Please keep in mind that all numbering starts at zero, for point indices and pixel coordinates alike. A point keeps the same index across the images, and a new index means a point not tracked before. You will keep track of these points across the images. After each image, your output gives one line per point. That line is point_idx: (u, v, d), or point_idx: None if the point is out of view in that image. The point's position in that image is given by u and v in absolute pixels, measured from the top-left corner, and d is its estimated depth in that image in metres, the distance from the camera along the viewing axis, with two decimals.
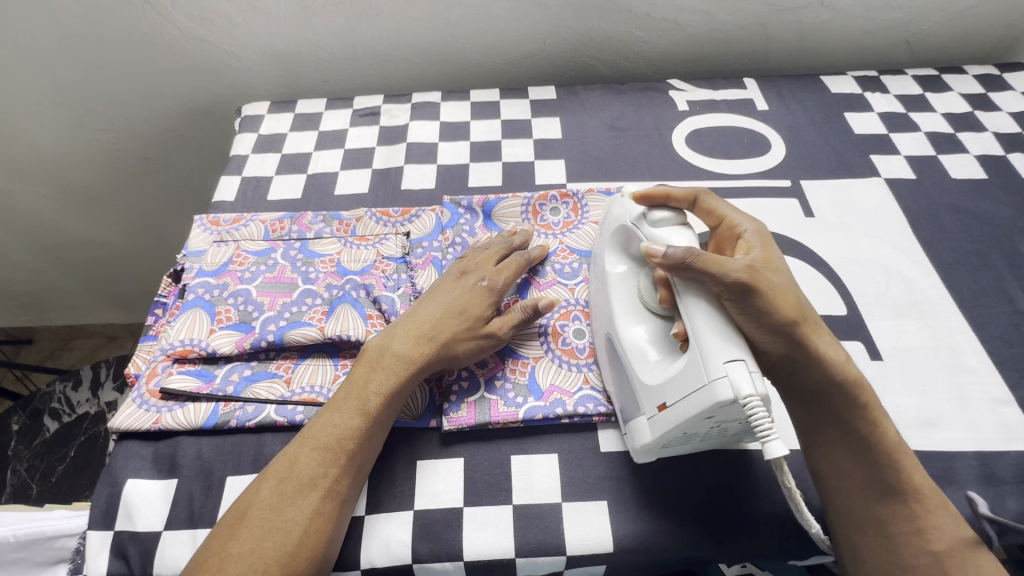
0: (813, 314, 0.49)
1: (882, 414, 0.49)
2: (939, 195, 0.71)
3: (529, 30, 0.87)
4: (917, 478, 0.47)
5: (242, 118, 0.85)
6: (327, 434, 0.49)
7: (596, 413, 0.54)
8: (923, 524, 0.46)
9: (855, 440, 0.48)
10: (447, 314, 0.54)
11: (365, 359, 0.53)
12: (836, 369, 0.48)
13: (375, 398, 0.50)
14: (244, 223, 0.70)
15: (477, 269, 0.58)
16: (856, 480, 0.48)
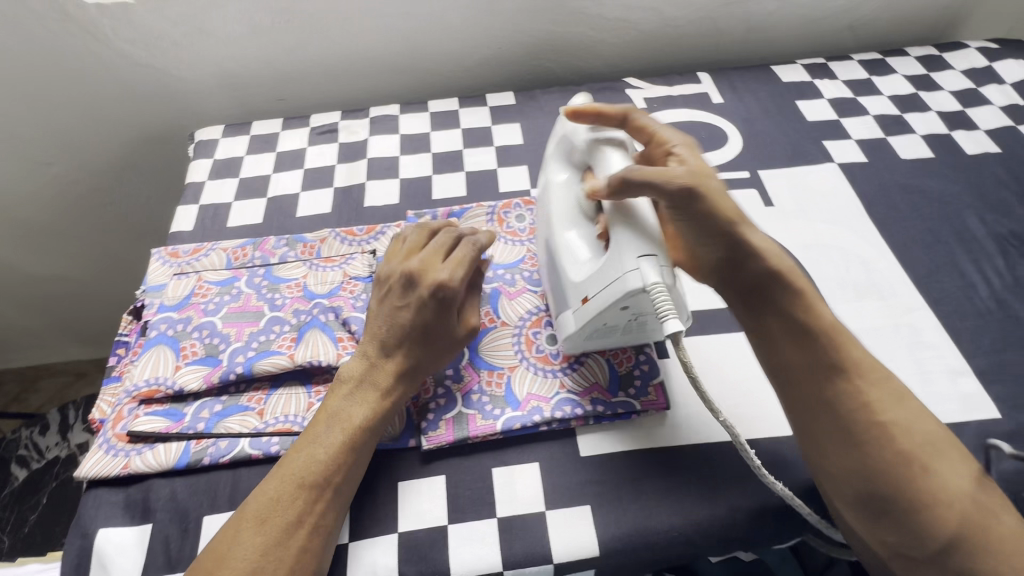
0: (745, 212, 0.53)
1: (818, 300, 0.51)
2: (890, 176, 0.73)
3: (483, 37, 0.87)
4: (856, 355, 0.49)
5: (195, 144, 0.83)
6: (312, 470, 0.48)
7: (574, 418, 0.54)
8: (866, 397, 0.47)
9: (798, 330, 0.50)
10: (415, 333, 0.52)
11: (340, 390, 0.52)
12: (772, 263, 0.51)
13: (361, 431, 0.50)
14: (204, 253, 0.68)
15: (427, 271, 0.53)
16: (797, 360, 0.49)
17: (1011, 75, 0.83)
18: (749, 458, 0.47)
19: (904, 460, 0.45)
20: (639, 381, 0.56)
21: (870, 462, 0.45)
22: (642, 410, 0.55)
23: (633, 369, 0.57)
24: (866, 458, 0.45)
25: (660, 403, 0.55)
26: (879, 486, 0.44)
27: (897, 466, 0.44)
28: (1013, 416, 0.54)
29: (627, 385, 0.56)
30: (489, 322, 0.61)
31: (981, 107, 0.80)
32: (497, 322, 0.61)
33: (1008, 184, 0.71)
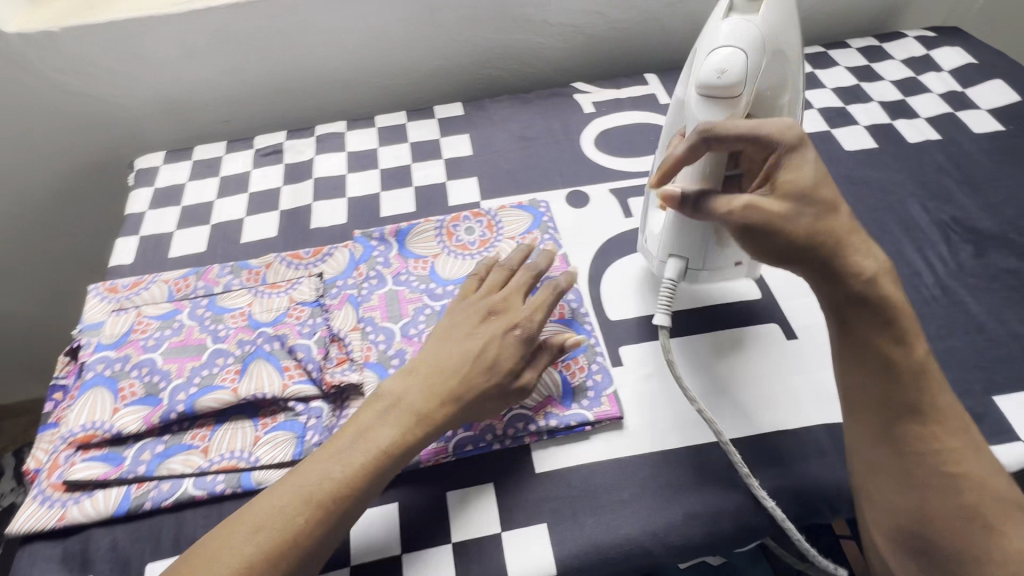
0: (851, 229, 0.45)
1: (915, 334, 0.45)
2: (835, 169, 0.74)
3: (428, 48, 0.86)
4: (941, 401, 0.45)
5: (135, 173, 0.80)
6: (323, 488, 0.46)
7: (528, 435, 0.54)
8: (940, 446, 0.44)
9: (882, 363, 0.45)
10: (472, 367, 0.51)
11: (374, 406, 0.50)
12: (870, 291, 0.44)
13: (384, 457, 0.48)
14: (144, 286, 0.66)
15: (506, 311, 0.54)
16: (871, 390, 0.45)
17: (948, 62, 0.84)
18: (734, 455, 0.51)
19: (964, 512, 0.43)
20: (592, 392, 0.56)
21: (925, 507, 0.43)
22: (595, 422, 0.54)
23: (586, 380, 0.56)
24: (926, 503, 0.43)
25: (614, 413, 0.54)
26: (928, 531, 0.43)
27: (954, 518, 0.43)
28: (960, 403, 0.55)
29: (580, 397, 0.55)
30: None
31: (921, 95, 0.81)
32: None
33: (949, 171, 0.72)
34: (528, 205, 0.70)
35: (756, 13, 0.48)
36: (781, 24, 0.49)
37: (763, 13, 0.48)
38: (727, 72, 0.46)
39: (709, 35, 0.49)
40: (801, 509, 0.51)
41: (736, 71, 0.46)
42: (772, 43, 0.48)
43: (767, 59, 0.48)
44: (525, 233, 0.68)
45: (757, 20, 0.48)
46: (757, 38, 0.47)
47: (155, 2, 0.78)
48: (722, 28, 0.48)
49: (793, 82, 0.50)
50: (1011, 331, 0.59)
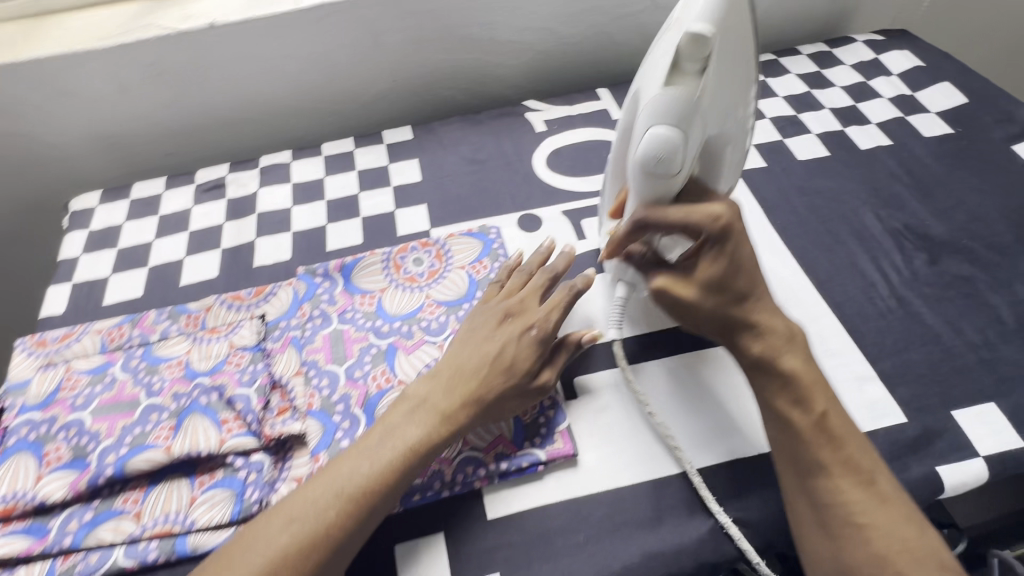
0: (761, 313, 0.47)
1: (815, 390, 0.46)
2: (788, 179, 0.73)
3: (374, 72, 0.84)
4: (846, 452, 0.44)
5: (70, 215, 0.77)
6: (354, 483, 0.45)
7: (478, 479, 0.51)
8: (848, 496, 0.42)
9: (780, 421, 0.46)
10: (493, 369, 0.51)
11: (402, 405, 0.50)
12: (772, 363, 0.46)
13: (411, 455, 0.47)
14: (75, 338, 0.62)
15: (522, 314, 0.54)
16: (778, 443, 0.46)
17: (897, 66, 0.84)
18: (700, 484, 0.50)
19: (878, 564, 0.40)
20: (544, 428, 0.54)
21: (841, 556, 0.41)
22: (548, 461, 0.52)
23: (538, 416, 0.54)
24: (841, 555, 0.41)
25: (567, 451, 0.52)
26: None
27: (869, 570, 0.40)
28: (919, 419, 0.54)
29: (532, 435, 0.53)
30: (386, 383, 0.57)
31: (872, 100, 0.81)
32: (393, 382, 0.57)
33: (901, 177, 0.72)
34: (478, 231, 0.68)
35: (697, 79, 0.45)
36: (722, 83, 0.46)
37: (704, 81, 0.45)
38: (661, 163, 0.47)
39: (644, 105, 0.47)
40: (761, 541, 0.49)
41: (670, 160, 0.47)
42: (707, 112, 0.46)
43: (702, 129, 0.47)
44: (475, 262, 0.66)
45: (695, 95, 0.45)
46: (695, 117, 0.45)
47: (81, 37, 0.75)
48: (658, 103, 0.46)
49: (739, 125, 0.50)
50: (967, 341, 0.58)
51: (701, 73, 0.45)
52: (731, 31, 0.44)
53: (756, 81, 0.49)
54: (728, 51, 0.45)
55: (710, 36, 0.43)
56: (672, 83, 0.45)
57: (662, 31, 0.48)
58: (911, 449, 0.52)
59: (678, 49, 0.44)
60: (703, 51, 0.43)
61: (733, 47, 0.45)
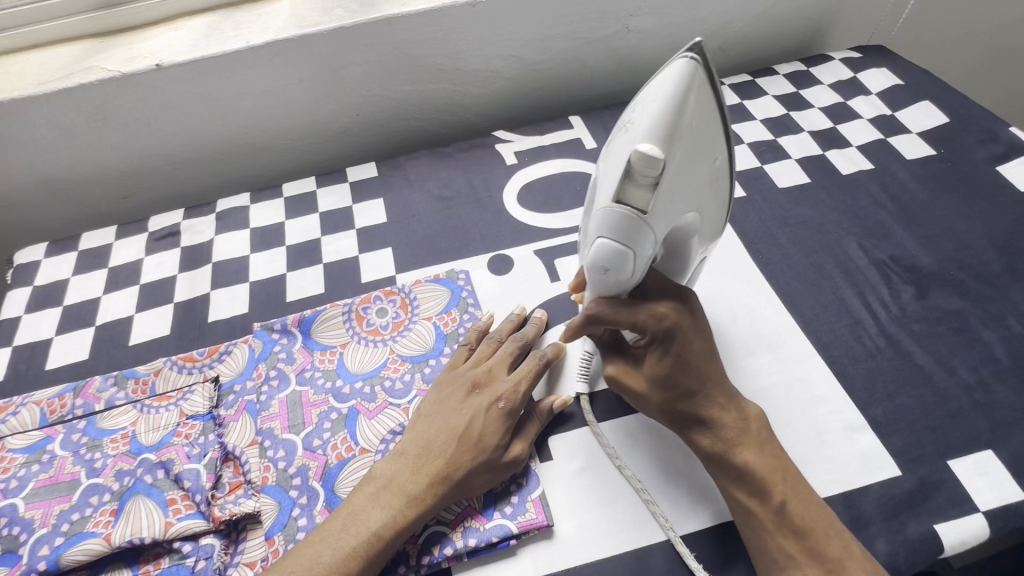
0: (712, 408, 0.48)
1: (772, 481, 0.45)
2: (769, 209, 0.70)
3: (336, 106, 0.80)
4: (810, 541, 0.43)
5: (13, 270, 0.72)
6: (315, 574, 0.43)
7: (445, 559, 0.48)
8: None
9: (743, 512, 0.46)
10: (461, 446, 0.48)
11: (367, 487, 0.48)
12: (728, 456, 0.46)
13: (375, 541, 0.45)
14: (11, 410, 0.58)
15: (491, 384, 0.52)
16: (742, 529, 0.46)
17: (875, 85, 0.82)
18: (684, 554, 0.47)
19: None
20: (516, 497, 0.50)
21: None
22: (520, 534, 0.48)
23: (509, 484, 0.51)
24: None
25: (540, 521, 0.49)
26: None
27: None
28: (913, 471, 0.51)
29: (502, 504, 0.50)
30: (347, 451, 0.53)
31: (852, 121, 0.79)
32: (355, 450, 0.53)
33: (885, 204, 0.69)
34: (445, 277, 0.65)
35: (650, 195, 0.41)
36: (677, 192, 0.42)
37: (657, 197, 0.41)
38: (609, 271, 0.44)
39: (597, 213, 0.43)
40: None
41: (620, 270, 0.44)
42: (663, 225, 0.42)
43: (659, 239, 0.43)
44: (442, 312, 0.62)
45: (647, 212, 0.41)
46: (648, 233, 0.42)
47: (19, 82, 0.70)
48: (608, 213, 0.42)
49: (697, 225, 0.46)
50: (960, 382, 0.55)
51: (655, 189, 0.40)
52: (683, 146, 0.40)
53: (718, 178, 0.45)
54: (684, 166, 0.41)
55: (661, 156, 0.39)
56: (623, 195, 0.42)
57: (620, 128, 0.43)
58: (907, 505, 0.49)
59: (628, 163, 0.40)
60: (655, 170, 0.39)
61: (689, 160, 0.41)
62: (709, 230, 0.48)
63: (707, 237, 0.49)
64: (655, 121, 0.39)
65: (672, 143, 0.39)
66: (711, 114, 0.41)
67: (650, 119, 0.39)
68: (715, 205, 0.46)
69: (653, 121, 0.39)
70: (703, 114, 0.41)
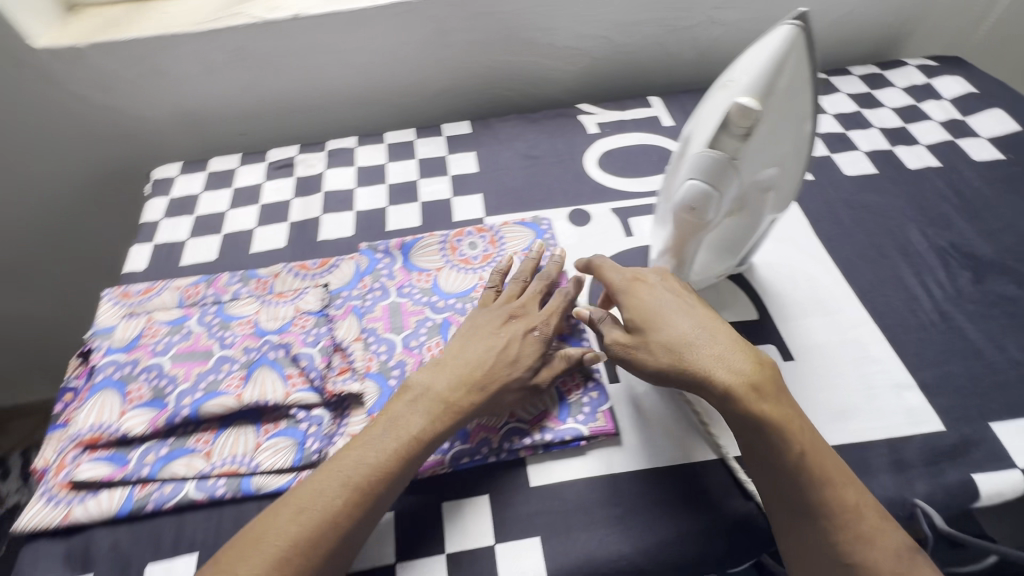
0: (713, 355, 0.49)
1: (789, 430, 0.47)
2: (835, 193, 0.75)
3: (437, 68, 0.89)
4: (827, 494, 0.45)
5: (151, 182, 0.83)
6: (360, 473, 0.47)
7: (522, 448, 0.54)
8: (838, 538, 0.44)
9: (760, 464, 0.48)
10: (501, 362, 0.53)
11: (404, 397, 0.51)
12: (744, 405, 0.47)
13: (415, 443, 0.49)
14: (156, 293, 0.68)
15: (526, 314, 0.58)
16: (765, 481, 0.47)
17: (948, 91, 0.86)
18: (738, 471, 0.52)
19: None
20: (588, 407, 0.56)
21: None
22: (590, 437, 0.55)
23: (582, 396, 0.57)
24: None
25: (609, 429, 0.55)
26: None
27: None
28: (957, 428, 0.55)
29: (576, 412, 0.56)
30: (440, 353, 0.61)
31: (922, 123, 0.83)
32: None
33: (949, 198, 0.73)
34: (531, 221, 0.72)
35: (740, 143, 0.45)
36: (768, 143, 0.46)
37: (748, 146, 0.45)
38: (695, 210, 0.49)
39: (690, 158, 0.48)
40: None
41: (704, 210, 0.49)
42: (749, 172, 0.47)
43: (743, 184, 0.48)
44: (527, 249, 0.69)
45: (736, 158, 0.45)
46: (734, 176, 0.46)
47: (177, 21, 0.81)
48: (700, 157, 0.47)
49: (777, 179, 0.50)
50: (1009, 359, 0.59)
51: (746, 139, 0.45)
52: (779, 102, 0.44)
53: (806, 136, 0.48)
54: (776, 119, 0.45)
55: (758, 108, 0.43)
56: (715, 143, 0.46)
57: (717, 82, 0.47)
58: (948, 456, 0.53)
59: (725, 113, 0.44)
60: (750, 121, 0.43)
61: (782, 115, 0.45)
62: (786, 186, 0.52)
63: (783, 194, 0.53)
64: (756, 74, 0.43)
65: (769, 97, 0.43)
66: (808, 76, 0.45)
67: (752, 73, 0.43)
68: (796, 162, 0.51)
69: (755, 75, 0.43)
70: (803, 74, 0.44)
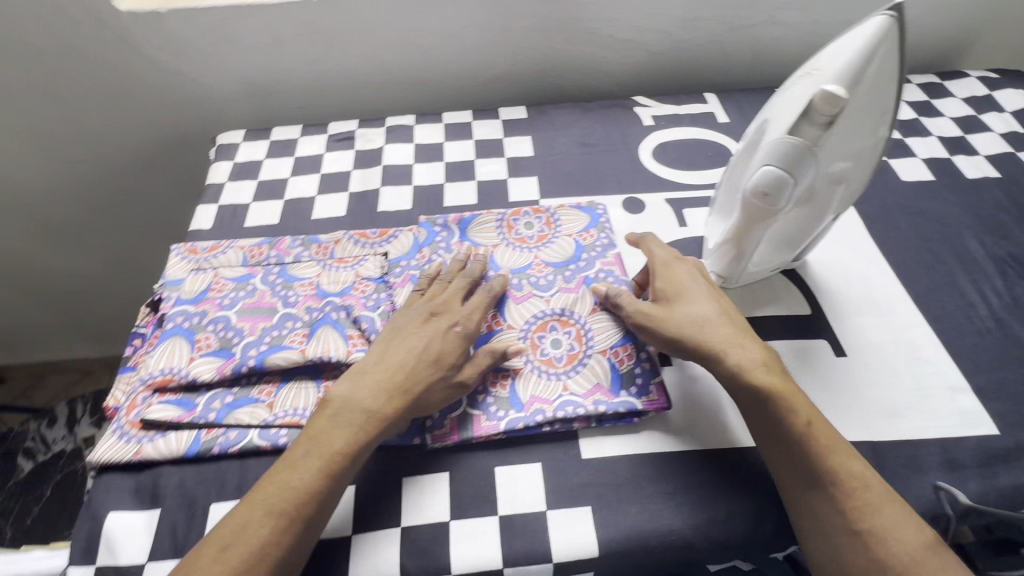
0: (731, 333, 0.53)
1: (796, 403, 0.49)
2: (891, 197, 0.75)
3: (497, 53, 0.90)
4: (834, 461, 0.47)
5: (216, 147, 0.86)
6: (282, 500, 0.47)
7: (577, 420, 0.56)
8: (846, 505, 0.46)
9: (766, 437, 0.49)
10: (421, 361, 0.54)
11: (324, 414, 0.51)
12: (753, 375, 0.50)
13: (339, 458, 0.49)
14: (221, 250, 0.70)
15: (447, 312, 0.58)
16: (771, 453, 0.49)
17: (1011, 104, 0.85)
18: None
19: (877, 566, 0.44)
20: (640, 380, 0.57)
21: (841, 552, 0.45)
22: (643, 412, 0.56)
23: (634, 367, 0.58)
24: (836, 555, 0.45)
25: (661, 403, 0.56)
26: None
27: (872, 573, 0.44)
28: (1011, 434, 0.55)
29: (628, 384, 0.57)
30: (496, 324, 0.62)
31: (982, 134, 0.82)
32: (503, 325, 0.62)
33: (1008, 209, 0.73)
34: (586, 206, 0.73)
35: (822, 131, 0.46)
36: (849, 133, 0.47)
37: (830, 133, 0.46)
38: (769, 196, 0.50)
39: (767, 144, 0.49)
40: None
41: (778, 197, 0.50)
42: (826, 160, 0.48)
43: (819, 173, 0.48)
44: (583, 231, 0.70)
45: (817, 146, 0.46)
46: (812, 164, 0.47)
47: None
48: (779, 143, 0.48)
49: (851, 173, 0.51)
50: None
51: (828, 127, 0.46)
52: (865, 93, 0.45)
53: (885, 130, 0.49)
54: (860, 110, 0.46)
55: (845, 96, 0.44)
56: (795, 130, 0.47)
57: (800, 72, 0.49)
58: (1001, 459, 0.53)
59: (810, 100, 0.46)
60: (835, 109, 0.44)
61: (866, 106, 0.46)
62: (857, 182, 0.53)
63: (852, 189, 0.54)
64: (845, 63, 0.44)
65: (857, 86, 0.44)
66: (896, 69, 0.46)
67: (842, 62, 0.44)
68: (870, 158, 0.51)
69: (845, 64, 0.44)
70: (891, 67, 0.45)
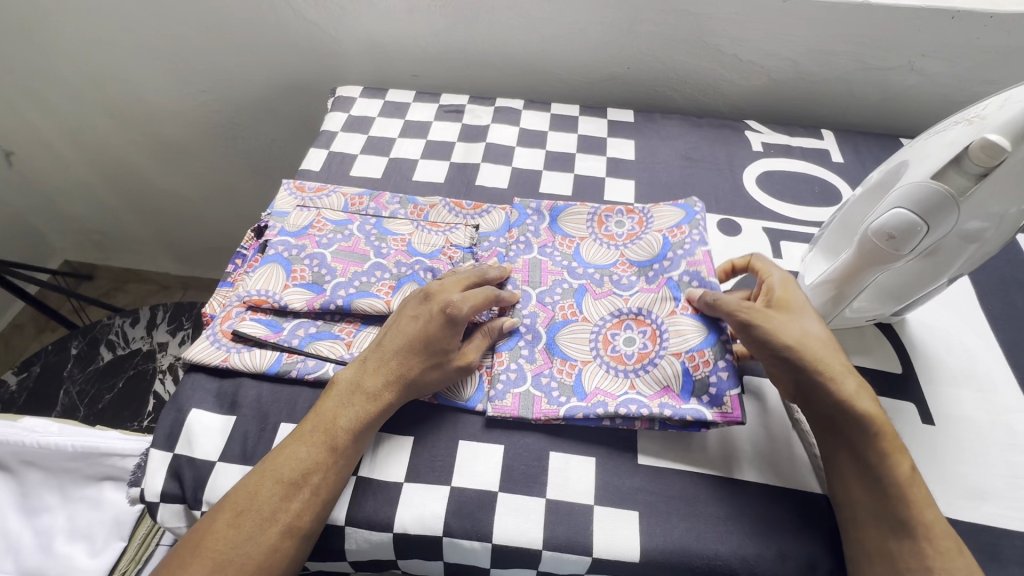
0: (843, 364, 0.51)
1: (897, 451, 0.48)
2: (1010, 272, 0.70)
3: (616, 53, 0.91)
4: (928, 516, 0.46)
5: (334, 98, 0.91)
6: (291, 469, 0.49)
7: (639, 419, 0.55)
8: (934, 563, 0.44)
9: (858, 477, 0.48)
10: (409, 349, 0.54)
11: (335, 391, 0.54)
12: (861, 406, 0.49)
13: (346, 433, 0.51)
14: (326, 193, 0.74)
15: (443, 293, 0.58)
16: (863, 497, 0.48)
17: None
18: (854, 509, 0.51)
19: None
20: (714, 390, 0.56)
21: None
22: (712, 422, 0.54)
23: (709, 376, 0.56)
24: None
25: (735, 416, 0.54)
26: None
27: None
28: None
29: (699, 393, 0.56)
30: (571, 315, 0.62)
31: None
32: (578, 316, 0.62)
33: None
34: (683, 202, 0.71)
35: (971, 182, 0.45)
36: (1001, 191, 0.45)
37: (979, 186, 0.44)
38: (894, 239, 0.48)
39: (905, 186, 0.48)
40: None
41: (904, 241, 0.48)
42: (968, 213, 0.46)
43: (955, 225, 0.46)
44: (674, 227, 0.68)
45: (962, 197, 0.45)
46: (952, 215, 0.46)
47: None
48: (920, 186, 0.46)
49: (989, 235, 0.48)
50: None
51: (980, 179, 0.44)
52: None
53: None
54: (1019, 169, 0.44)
55: (1007, 149, 0.42)
56: (941, 176, 0.46)
57: (959, 121, 0.47)
58: None
59: (966, 148, 0.44)
60: (993, 160, 0.43)
61: None
62: (990, 247, 0.50)
63: (982, 252, 0.51)
64: (1015, 116, 0.42)
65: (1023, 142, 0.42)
66: None
67: (1012, 114, 0.43)
68: (1012, 224, 0.48)
69: (1015, 116, 0.42)
70: None
